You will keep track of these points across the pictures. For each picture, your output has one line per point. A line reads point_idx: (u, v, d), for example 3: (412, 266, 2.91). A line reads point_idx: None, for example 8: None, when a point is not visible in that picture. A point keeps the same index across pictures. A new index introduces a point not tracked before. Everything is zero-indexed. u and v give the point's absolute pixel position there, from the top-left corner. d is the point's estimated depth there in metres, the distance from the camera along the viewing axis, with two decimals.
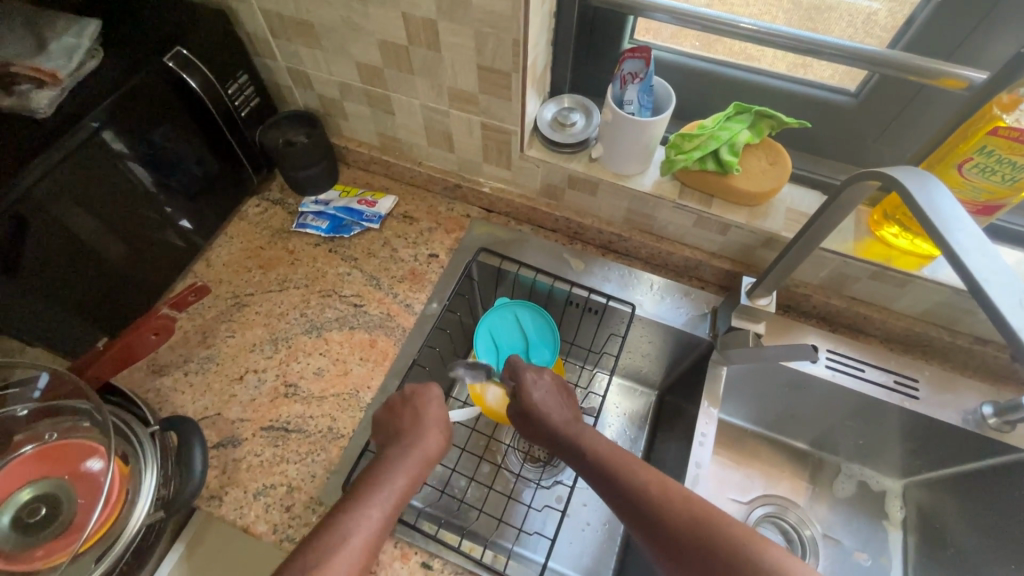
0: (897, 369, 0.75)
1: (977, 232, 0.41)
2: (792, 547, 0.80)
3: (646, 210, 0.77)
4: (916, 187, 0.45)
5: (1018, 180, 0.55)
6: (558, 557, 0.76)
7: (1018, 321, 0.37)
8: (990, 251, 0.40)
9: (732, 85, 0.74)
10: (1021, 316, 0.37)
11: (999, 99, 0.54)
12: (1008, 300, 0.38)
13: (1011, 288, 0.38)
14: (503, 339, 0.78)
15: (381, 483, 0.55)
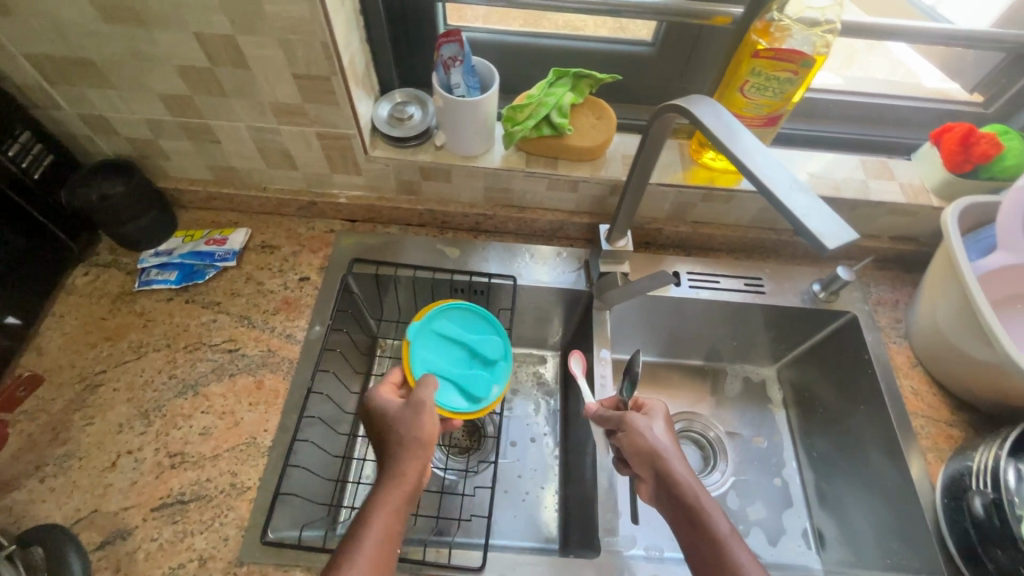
0: (745, 273, 0.86)
1: (753, 141, 0.49)
2: (705, 452, 0.90)
3: (502, 184, 0.80)
4: (702, 110, 0.51)
5: (785, 91, 0.65)
6: (508, 532, 0.78)
7: (793, 200, 0.44)
8: (765, 154, 0.47)
9: (549, 54, 0.79)
10: (794, 196, 0.44)
11: (753, 27, 0.63)
12: (782, 187, 0.45)
13: (789, 184, 0.45)
14: (441, 364, 0.70)
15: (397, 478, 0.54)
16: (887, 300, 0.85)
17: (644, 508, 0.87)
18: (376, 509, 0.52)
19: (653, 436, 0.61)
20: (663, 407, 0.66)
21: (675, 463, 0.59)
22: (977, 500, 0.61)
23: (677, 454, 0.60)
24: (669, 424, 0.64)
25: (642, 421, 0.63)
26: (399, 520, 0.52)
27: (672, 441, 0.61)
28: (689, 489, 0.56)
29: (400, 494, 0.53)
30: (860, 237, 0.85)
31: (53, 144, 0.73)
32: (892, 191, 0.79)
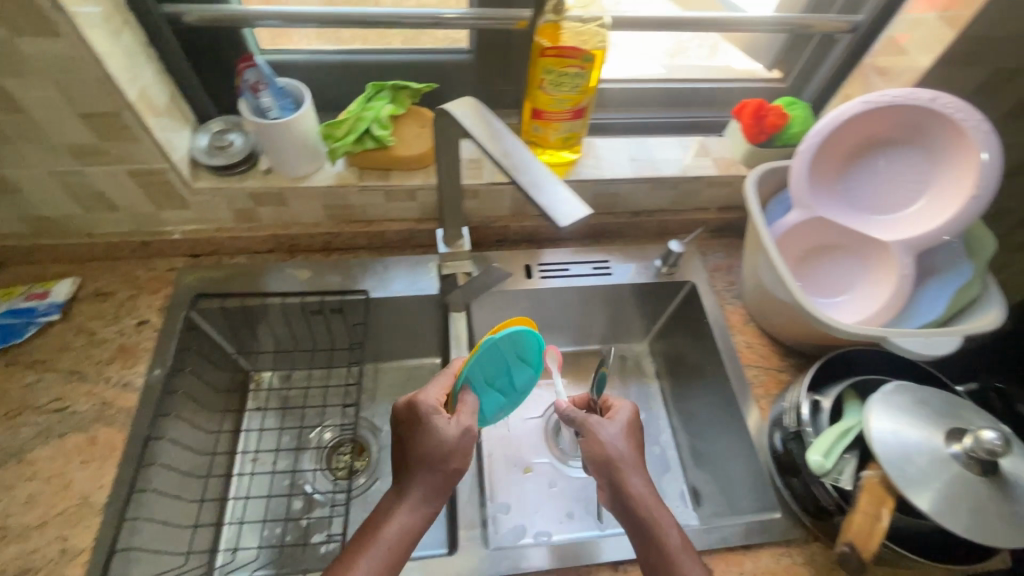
0: (593, 258, 0.90)
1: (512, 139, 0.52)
2: None
3: (340, 201, 0.80)
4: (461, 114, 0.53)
5: (580, 84, 0.70)
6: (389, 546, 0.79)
7: (543, 194, 0.47)
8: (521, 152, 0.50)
9: (369, 69, 0.80)
10: (545, 189, 0.47)
11: (537, 29, 0.67)
12: (534, 182, 0.48)
13: (545, 178, 0.48)
14: (487, 374, 0.68)
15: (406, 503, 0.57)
16: (723, 266, 0.92)
17: (532, 497, 0.89)
18: (377, 534, 0.55)
19: (616, 448, 0.62)
20: (631, 413, 0.67)
21: (635, 478, 0.61)
22: (778, 437, 0.71)
23: (634, 458, 0.62)
24: (638, 432, 0.66)
25: (607, 430, 0.64)
26: (407, 535, 0.56)
27: (630, 446, 0.63)
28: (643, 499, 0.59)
29: (413, 512, 0.57)
30: (691, 211, 0.91)
31: None
32: (707, 166, 0.86)
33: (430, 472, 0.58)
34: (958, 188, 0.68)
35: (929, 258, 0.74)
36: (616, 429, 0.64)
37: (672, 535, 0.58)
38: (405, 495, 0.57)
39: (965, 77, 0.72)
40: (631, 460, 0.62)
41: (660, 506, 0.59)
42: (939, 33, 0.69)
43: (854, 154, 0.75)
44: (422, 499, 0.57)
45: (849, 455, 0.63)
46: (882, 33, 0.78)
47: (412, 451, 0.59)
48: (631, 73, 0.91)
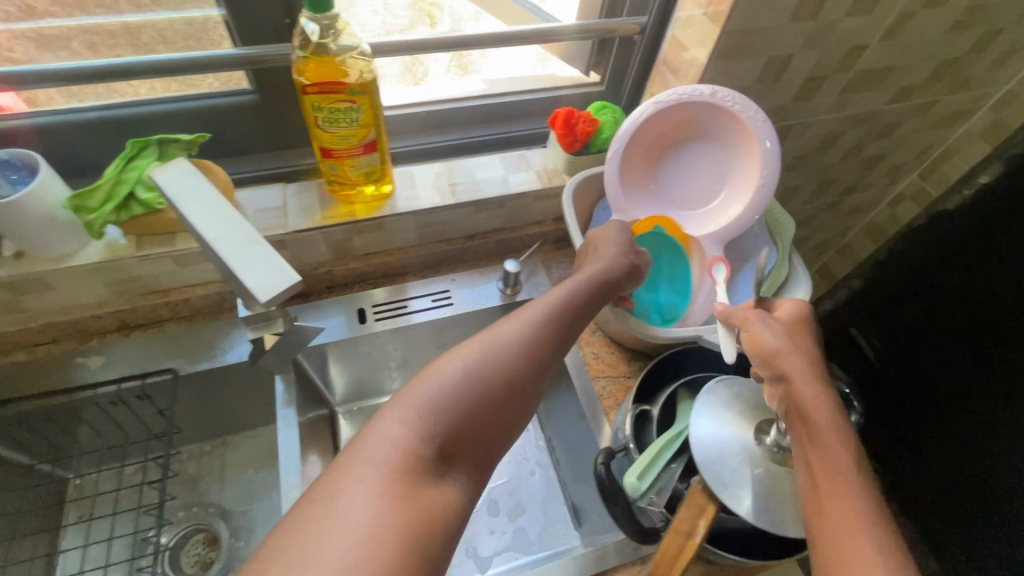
0: (432, 289, 0.86)
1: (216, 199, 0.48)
2: None
3: (122, 275, 0.70)
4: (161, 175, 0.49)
5: (358, 119, 0.65)
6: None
7: (246, 274, 0.44)
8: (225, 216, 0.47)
9: (135, 123, 0.71)
10: (248, 267, 0.45)
11: (296, 68, 0.62)
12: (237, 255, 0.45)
13: (250, 245, 0.46)
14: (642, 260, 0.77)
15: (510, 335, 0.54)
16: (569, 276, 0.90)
17: None
18: (456, 363, 0.51)
19: (797, 348, 0.55)
20: (806, 315, 0.59)
21: (812, 386, 0.53)
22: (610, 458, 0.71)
23: (803, 361, 0.54)
24: (811, 330, 0.58)
25: (783, 330, 0.57)
26: (445, 406, 0.48)
27: (799, 351, 0.55)
28: (805, 405, 0.52)
29: (511, 334, 0.55)
30: (527, 225, 0.89)
31: None
32: (531, 180, 0.84)
33: (613, 262, 0.66)
34: (749, 177, 0.71)
35: (740, 245, 0.76)
36: (782, 324, 0.58)
37: (838, 432, 0.50)
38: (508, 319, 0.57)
39: (742, 69, 0.75)
40: (812, 350, 0.56)
41: (836, 409, 0.51)
42: (707, 30, 0.70)
43: (660, 154, 0.75)
44: (568, 305, 0.59)
45: (674, 464, 0.62)
46: (667, 32, 0.80)
47: (567, 283, 0.62)
48: (444, 94, 0.89)
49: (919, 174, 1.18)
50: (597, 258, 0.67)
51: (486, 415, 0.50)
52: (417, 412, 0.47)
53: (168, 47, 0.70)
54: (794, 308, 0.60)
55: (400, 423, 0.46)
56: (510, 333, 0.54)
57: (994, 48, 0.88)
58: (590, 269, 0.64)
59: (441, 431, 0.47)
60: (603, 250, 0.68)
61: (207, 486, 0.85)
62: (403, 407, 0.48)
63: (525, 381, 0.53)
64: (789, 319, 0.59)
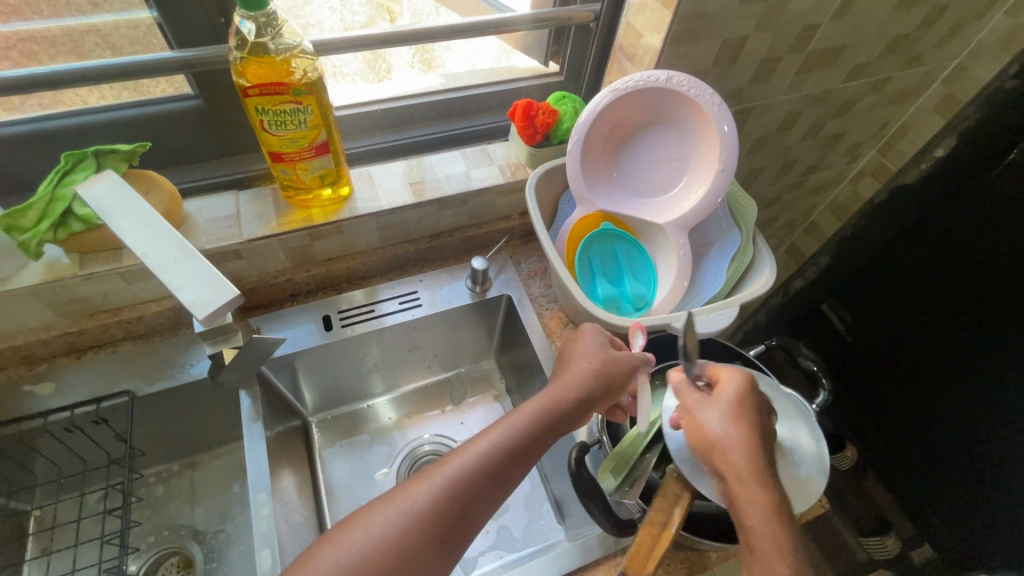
0: (399, 291, 0.84)
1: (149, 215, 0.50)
2: None
3: (66, 296, 0.67)
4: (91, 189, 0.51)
5: (306, 120, 0.62)
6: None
7: (184, 292, 0.45)
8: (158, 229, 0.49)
9: (69, 135, 0.67)
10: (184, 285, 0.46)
11: (236, 70, 0.59)
12: (175, 272, 0.47)
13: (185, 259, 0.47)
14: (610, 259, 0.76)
15: (462, 470, 0.51)
16: (538, 270, 0.89)
17: None
18: (404, 494, 0.50)
19: (734, 434, 0.51)
20: (749, 394, 0.54)
21: (748, 476, 0.48)
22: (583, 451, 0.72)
23: (742, 454, 0.49)
24: (757, 407, 0.53)
25: (716, 415, 0.52)
26: (378, 550, 0.47)
27: (741, 443, 0.50)
28: (743, 503, 0.48)
29: (459, 472, 0.51)
30: (493, 221, 0.88)
31: None
32: (494, 175, 0.83)
33: (586, 371, 0.60)
34: (708, 163, 0.71)
35: (704, 231, 0.75)
36: (725, 404, 0.53)
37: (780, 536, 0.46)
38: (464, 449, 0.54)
39: (698, 53, 0.74)
40: (755, 434, 0.51)
41: (774, 499, 0.48)
42: (660, 15, 0.70)
43: (618, 144, 0.75)
44: (529, 430, 0.55)
45: (650, 452, 0.62)
46: (622, 19, 0.79)
47: (535, 398, 0.58)
48: (400, 90, 0.87)
49: (877, 150, 1.20)
50: (575, 365, 0.61)
51: (424, 559, 0.48)
52: (356, 553, 0.47)
53: (100, 54, 0.67)
54: (739, 385, 0.55)
55: (337, 560, 0.46)
56: (458, 471, 0.51)
57: (942, 23, 0.90)
58: (564, 380, 0.59)
59: (380, 574, 0.46)
60: (581, 357, 0.62)
61: (178, 508, 0.82)
62: (347, 541, 0.48)
63: (475, 516, 0.51)
64: (732, 399, 0.53)
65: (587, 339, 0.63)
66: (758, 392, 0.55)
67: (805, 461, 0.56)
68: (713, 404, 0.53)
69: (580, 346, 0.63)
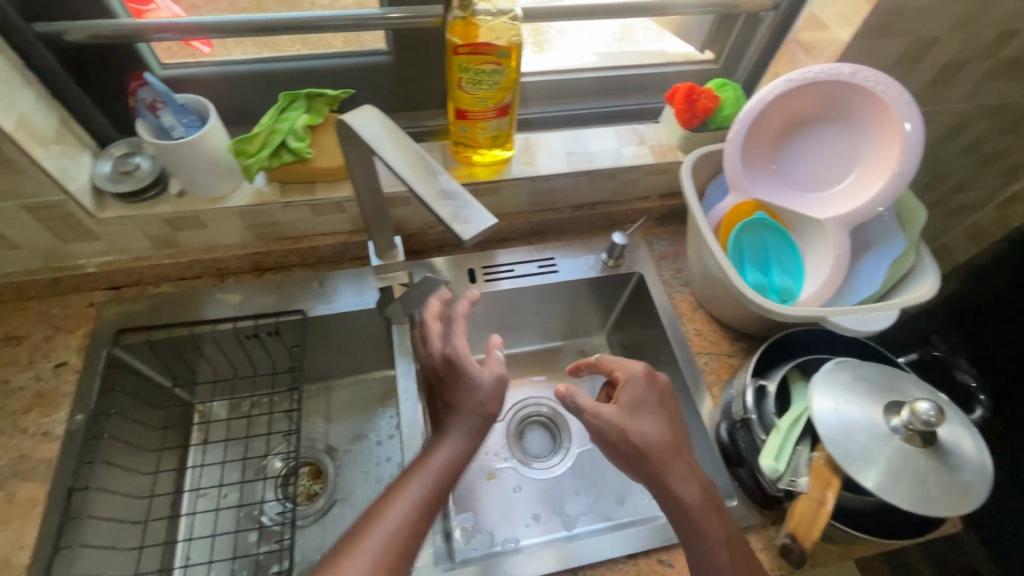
0: (537, 255, 0.88)
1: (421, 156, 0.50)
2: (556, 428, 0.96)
3: (264, 220, 0.76)
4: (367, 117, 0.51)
5: (499, 81, 0.67)
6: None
7: (445, 212, 0.46)
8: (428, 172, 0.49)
9: (281, 77, 0.75)
10: (445, 206, 0.46)
11: (450, 27, 0.65)
12: (438, 196, 0.47)
13: (449, 192, 0.47)
14: (758, 249, 0.76)
15: (392, 525, 0.53)
16: (669, 253, 0.90)
17: (497, 504, 0.87)
18: (354, 554, 0.51)
19: (637, 428, 0.60)
20: (646, 389, 0.64)
21: (666, 463, 0.59)
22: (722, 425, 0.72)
23: (672, 456, 0.59)
24: (657, 399, 0.64)
25: (619, 415, 0.62)
26: None
27: (669, 442, 0.60)
28: (686, 505, 0.57)
29: (395, 524, 0.53)
30: (632, 200, 0.90)
31: None
32: (644, 154, 0.85)
33: (472, 424, 0.60)
34: (884, 163, 0.69)
35: (864, 233, 0.75)
36: (635, 403, 0.62)
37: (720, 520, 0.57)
38: (388, 502, 0.55)
39: (884, 50, 0.73)
40: (659, 425, 0.61)
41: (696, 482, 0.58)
42: (855, 8, 0.69)
43: (784, 135, 0.75)
44: (447, 469, 0.58)
45: (802, 444, 0.62)
46: (804, 9, 0.78)
47: (438, 451, 0.59)
48: (564, 62, 0.89)
49: None
50: (493, 379, 0.63)
51: None
52: None
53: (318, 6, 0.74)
54: (634, 399, 0.63)
55: None
56: (390, 523, 0.53)
57: None
58: (467, 421, 0.60)
59: None
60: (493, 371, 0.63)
61: (316, 423, 0.91)
62: None
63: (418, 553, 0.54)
64: (628, 400, 0.63)
65: (472, 390, 0.61)
66: (655, 382, 0.65)
67: (966, 466, 0.56)
68: (627, 415, 0.62)
69: (452, 397, 0.62)
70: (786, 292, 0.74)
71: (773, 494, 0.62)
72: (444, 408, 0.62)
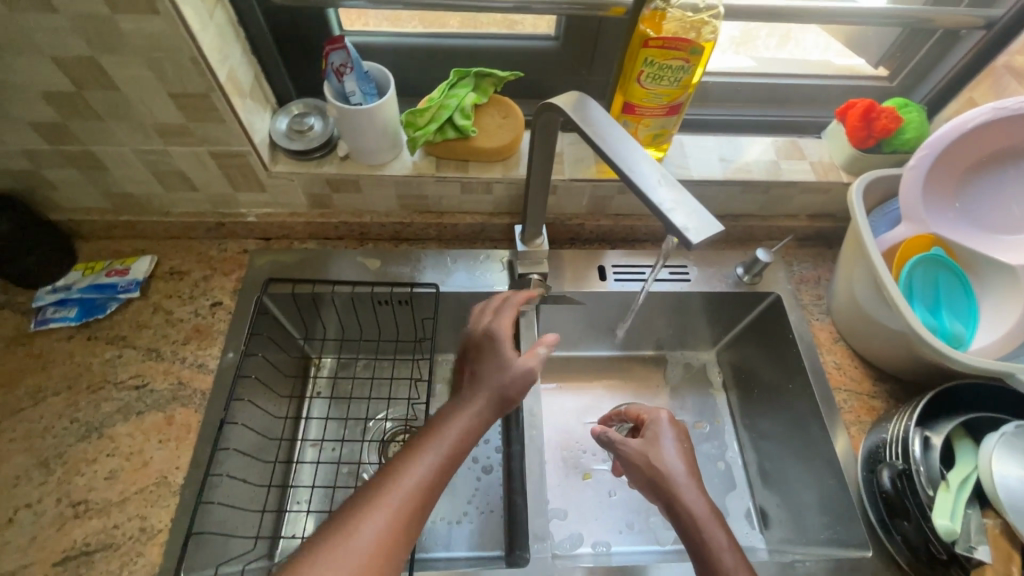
0: (669, 261, 0.86)
1: (634, 143, 0.49)
2: None
3: (414, 191, 0.78)
4: (581, 105, 0.52)
5: (681, 79, 0.65)
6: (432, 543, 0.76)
7: (657, 196, 0.45)
8: (641, 157, 0.48)
9: (450, 55, 0.76)
10: (658, 191, 0.45)
11: (642, 16, 0.63)
12: (650, 181, 0.46)
13: (664, 181, 0.46)
14: (929, 288, 0.70)
15: (409, 481, 0.49)
16: (809, 278, 0.85)
17: (593, 505, 0.85)
18: (382, 506, 0.47)
19: (649, 456, 0.64)
20: (665, 421, 0.68)
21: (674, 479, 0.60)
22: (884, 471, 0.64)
23: (688, 482, 0.60)
24: (677, 433, 0.66)
25: (637, 446, 0.66)
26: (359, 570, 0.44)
27: (685, 470, 0.61)
28: (696, 519, 0.57)
29: (425, 477, 0.50)
30: (778, 217, 0.86)
31: None
32: (804, 170, 0.80)
33: (495, 395, 0.58)
34: None
35: None
36: (655, 435, 0.66)
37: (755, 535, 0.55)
38: (410, 454, 0.51)
39: None
40: (673, 451, 0.64)
41: (703, 498, 0.59)
42: None
43: (976, 167, 0.68)
44: (463, 441, 0.54)
45: (971, 507, 0.58)
46: (1021, 31, 0.71)
47: (455, 416, 0.56)
48: (724, 66, 0.85)
49: None
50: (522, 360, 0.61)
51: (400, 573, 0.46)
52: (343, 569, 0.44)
53: None
54: (655, 435, 0.66)
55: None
56: (410, 478, 0.50)
57: None
58: (484, 399, 0.57)
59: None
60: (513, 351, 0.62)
61: None
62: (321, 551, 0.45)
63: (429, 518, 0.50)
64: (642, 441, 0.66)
65: (491, 368, 0.60)
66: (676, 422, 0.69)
67: None
68: (648, 446, 0.65)
69: (480, 377, 0.60)
70: (955, 338, 0.68)
71: (937, 554, 0.58)
72: (467, 380, 0.60)
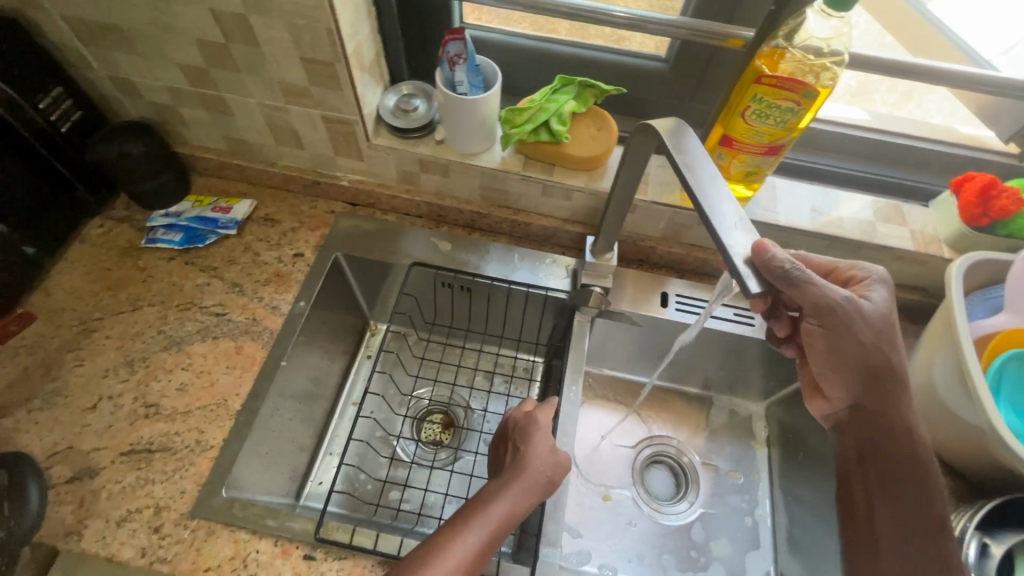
0: (735, 302, 0.84)
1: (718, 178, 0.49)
2: (677, 478, 0.90)
3: (498, 185, 0.80)
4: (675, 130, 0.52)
5: (788, 121, 0.63)
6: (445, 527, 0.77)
7: (730, 238, 0.45)
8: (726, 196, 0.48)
9: (559, 61, 0.78)
10: (731, 234, 0.46)
11: (761, 52, 0.62)
12: (724, 222, 0.46)
13: (741, 227, 0.46)
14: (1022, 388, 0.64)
15: (482, 512, 0.58)
16: None
17: (608, 527, 0.85)
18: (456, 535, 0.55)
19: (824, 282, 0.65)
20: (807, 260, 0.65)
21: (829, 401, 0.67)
22: None
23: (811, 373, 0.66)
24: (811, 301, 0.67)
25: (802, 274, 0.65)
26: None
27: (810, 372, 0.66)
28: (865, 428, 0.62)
29: (500, 514, 0.58)
30: None
31: (83, 102, 0.77)
32: (902, 237, 0.76)
33: (537, 481, 0.62)
34: None
35: None
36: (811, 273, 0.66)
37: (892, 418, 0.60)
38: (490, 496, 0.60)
39: None
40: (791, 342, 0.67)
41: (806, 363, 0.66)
42: None
43: None
44: (506, 519, 0.58)
45: None
46: None
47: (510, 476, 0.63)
48: (835, 115, 0.82)
49: None
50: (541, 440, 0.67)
51: None
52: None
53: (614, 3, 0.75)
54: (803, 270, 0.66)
55: None
56: (485, 519, 0.57)
57: None
58: (539, 468, 0.64)
59: None
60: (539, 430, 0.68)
61: None
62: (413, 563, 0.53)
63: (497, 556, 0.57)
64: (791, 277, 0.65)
65: (540, 437, 0.67)
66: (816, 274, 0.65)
67: None
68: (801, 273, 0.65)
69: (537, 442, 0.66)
70: None
71: None
72: (513, 453, 0.67)
